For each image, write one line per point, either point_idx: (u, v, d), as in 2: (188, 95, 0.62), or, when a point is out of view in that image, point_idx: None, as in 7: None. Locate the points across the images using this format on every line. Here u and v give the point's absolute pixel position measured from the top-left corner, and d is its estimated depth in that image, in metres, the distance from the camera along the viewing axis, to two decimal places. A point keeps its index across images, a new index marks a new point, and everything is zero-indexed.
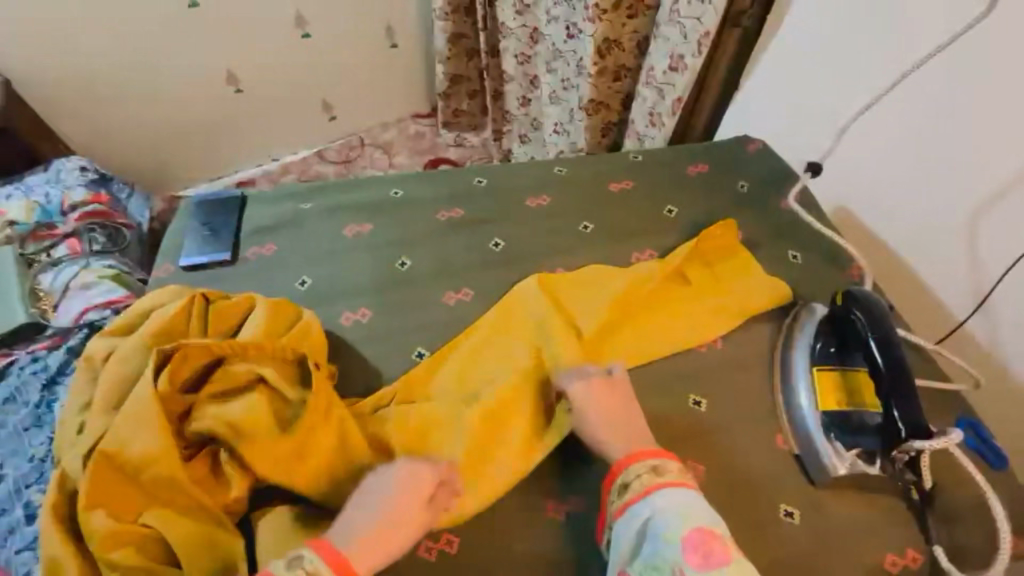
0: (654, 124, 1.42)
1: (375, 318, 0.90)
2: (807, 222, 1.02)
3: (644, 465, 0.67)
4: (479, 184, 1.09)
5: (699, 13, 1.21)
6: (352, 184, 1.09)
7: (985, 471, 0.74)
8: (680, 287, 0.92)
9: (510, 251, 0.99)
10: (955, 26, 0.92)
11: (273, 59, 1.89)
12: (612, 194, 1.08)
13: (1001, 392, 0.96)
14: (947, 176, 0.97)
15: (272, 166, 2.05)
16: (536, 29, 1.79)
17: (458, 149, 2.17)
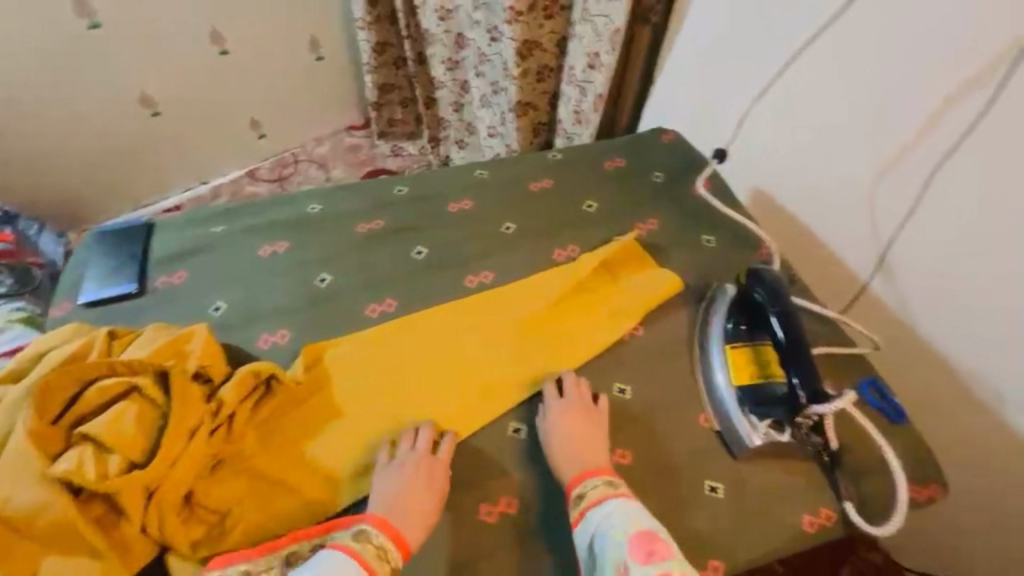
0: (580, 121, 1.47)
1: (295, 338, 0.87)
2: (715, 208, 1.07)
3: (602, 480, 0.71)
4: (401, 193, 1.09)
5: (607, 11, 1.27)
6: (263, 205, 1.06)
7: (888, 427, 0.79)
8: (589, 290, 0.94)
9: (434, 257, 0.98)
10: (833, 9, 0.99)
11: (191, 78, 1.82)
12: (534, 193, 1.10)
13: (908, 351, 1.03)
14: (843, 153, 1.04)
15: (201, 190, 1.97)
16: (460, 34, 1.80)
17: (395, 159, 2.12)
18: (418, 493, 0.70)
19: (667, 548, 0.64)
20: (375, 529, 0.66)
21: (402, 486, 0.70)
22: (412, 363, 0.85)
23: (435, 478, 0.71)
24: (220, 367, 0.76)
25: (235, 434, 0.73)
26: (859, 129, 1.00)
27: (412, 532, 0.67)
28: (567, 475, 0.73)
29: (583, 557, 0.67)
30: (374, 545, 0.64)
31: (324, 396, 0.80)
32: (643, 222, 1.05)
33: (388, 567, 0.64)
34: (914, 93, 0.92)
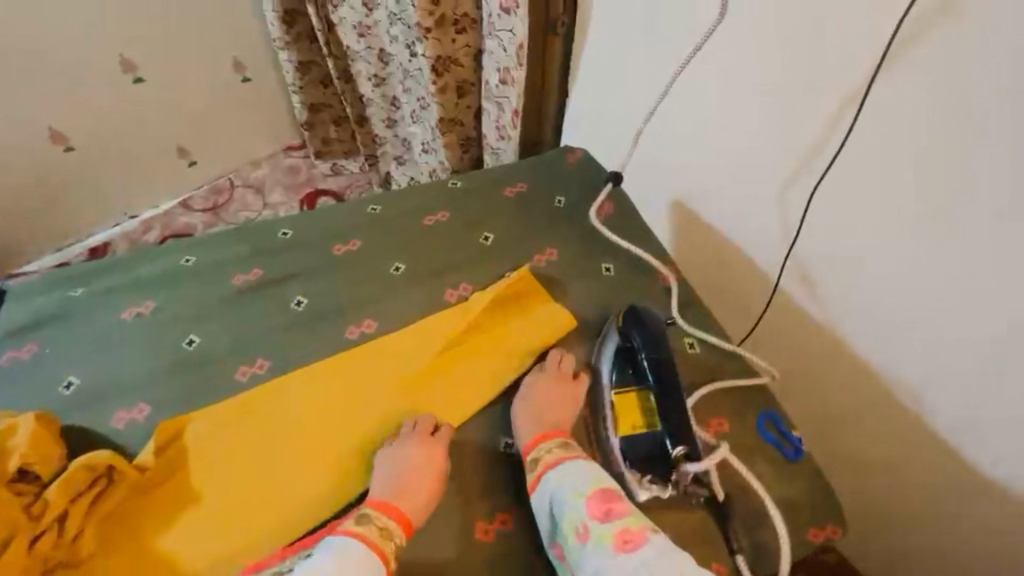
0: (502, 136, 1.38)
1: (154, 412, 0.80)
2: (606, 236, 1.01)
3: (556, 442, 0.73)
4: (285, 236, 1.02)
5: (511, 25, 1.21)
6: (132, 261, 0.98)
7: (786, 467, 0.75)
8: (478, 333, 0.88)
9: (315, 309, 0.92)
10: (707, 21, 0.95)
11: (105, 109, 1.68)
12: (427, 228, 1.03)
13: (836, 364, 1.01)
14: (750, 159, 0.99)
15: (130, 225, 1.78)
16: (383, 50, 1.68)
17: (335, 179, 1.96)
18: (419, 480, 0.72)
19: (622, 506, 0.67)
20: (386, 517, 0.69)
21: (400, 469, 0.73)
22: (280, 432, 0.79)
23: (436, 458, 0.74)
24: (52, 460, 0.69)
25: (68, 538, 0.66)
26: (763, 138, 0.96)
27: (415, 510, 0.71)
28: (523, 438, 0.75)
29: (543, 521, 0.69)
30: (377, 525, 0.68)
31: (180, 478, 0.74)
32: (541, 252, 0.99)
33: (392, 545, 0.67)
34: (810, 100, 0.87)
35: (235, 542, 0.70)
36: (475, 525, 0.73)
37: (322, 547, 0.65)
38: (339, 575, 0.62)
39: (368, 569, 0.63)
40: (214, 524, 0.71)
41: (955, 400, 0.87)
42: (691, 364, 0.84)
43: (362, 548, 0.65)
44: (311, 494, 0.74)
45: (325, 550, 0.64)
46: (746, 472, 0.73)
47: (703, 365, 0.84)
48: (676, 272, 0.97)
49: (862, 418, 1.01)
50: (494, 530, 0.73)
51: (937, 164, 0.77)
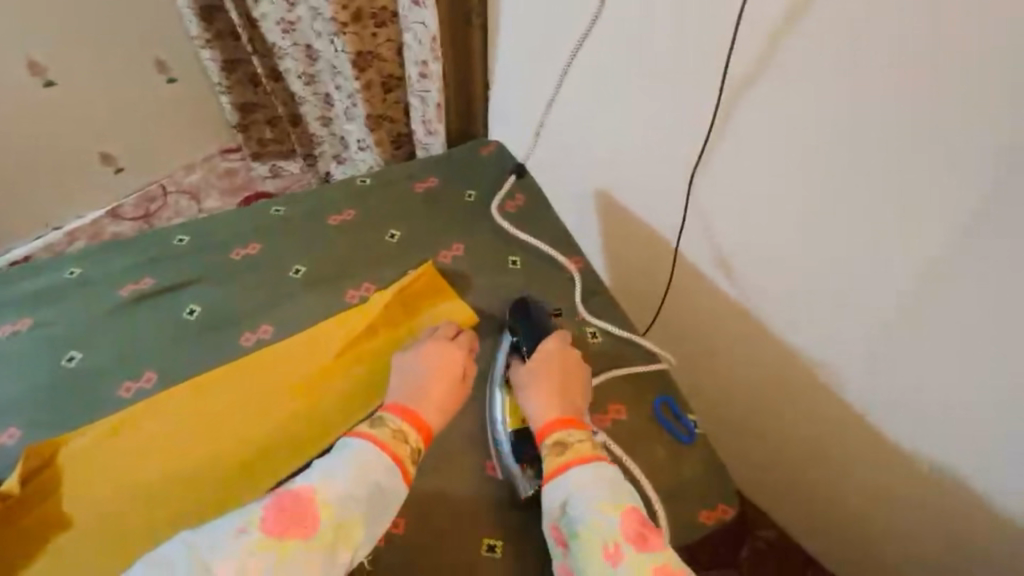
0: (430, 132, 1.31)
1: (25, 436, 0.76)
2: (509, 232, 1.00)
3: (581, 433, 0.71)
4: (180, 243, 0.97)
5: (422, 18, 1.14)
6: (9, 275, 0.92)
7: (682, 454, 0.76)
8: (377, 335, 0.86)
9: (208, 317, 0.88)
10: (590, 9, 0.95)
11: (15, 113, 1.56)
12: (333, 228, 1.00)
13: (758, 349, 1.01)
14: (665, 149, 0.96)
15: (55, 236, 1.69)
16: (310, 46, 1.60)
17: (276, 181, 1.89)
18: (434, 391, 0.75)
19: (657, 540, 0.63)
20: (395, 418, 0.72)
21: (418, 385, 0.75)
22: (161, 450, 0.75)
23: (456, 364, 0.78)
24: None
25: None
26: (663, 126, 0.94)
27: (433, 420, 0.74)
28: (545, 420, 0.73)
29: (559, 514, 0.66)
30: (391, 429, 0.71)
31: (49, 505, 0.70)
32: (449, 247, 0.97)
33: (407, 448, 0.70)
34: (700, 87, 0.86)
35: (116, 562, 0.67)
36: None
37: (335, 453, 0.68)
38: (361, 474, 0.66)
39: (374, 496, 0.66)
40: (91, 546, 0.68)
41: (863, 377, 0.89)
42: (592, 353, 0.85)
43: (373, 447, 0.69)
44: (194, 510, 0.71)
45: (337, 459, 0.67)
46: (626, 460, 0.74)
47: (604, 354, 0.85)
48: (582, 265, 0.96)
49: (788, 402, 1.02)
50: (387, 535, 0.72)
51: (834, 150, 0.76)
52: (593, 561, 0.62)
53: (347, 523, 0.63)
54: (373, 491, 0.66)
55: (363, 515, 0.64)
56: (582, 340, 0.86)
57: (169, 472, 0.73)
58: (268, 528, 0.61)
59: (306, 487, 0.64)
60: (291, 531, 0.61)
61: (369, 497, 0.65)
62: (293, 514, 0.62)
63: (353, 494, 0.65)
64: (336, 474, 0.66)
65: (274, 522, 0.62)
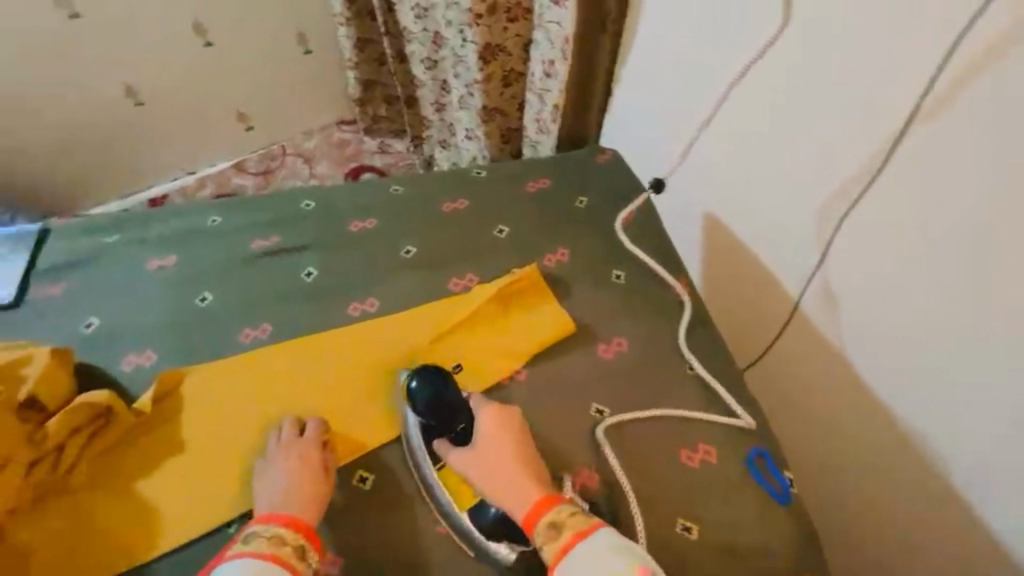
0: (541, 129, 1.31)
1: (159, 363, 0.85)
2: (626, 245, 0.98)
3: (552, 512, 0.65)
4: (306, 208, 1.04)
5: (558, 18, 1.14)
6: (160, 215, 1.02)
7: (770, 509, 0.72)
8: (473, 329, 0.87)
9: (323, 281, 0.94)
10: (769, 30, 0.88)
11: (177, 67, 1.74)
12: (445, 215, 1.03)
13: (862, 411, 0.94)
14: (807, 182, 0.90)
15: (188, 180, 1.88)
16: (438, 32, 1.64)
17: (382, 157, 1.98)
18: (301, 487, 0.70)
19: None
20: (281, 526, 0.65)
21: (281, 484, 0.70)
22: (272, 399, 0.81)
23: (314, 466, 0.72)
24: (60, 391, 0.74)
25: (63, 468, 0.70)
26: (804, 158, 0.89)
27: (305, 514, 0.68)
28: (528, 508, 0.67)
29: None
30: (268, 537, 0.64)
31: (173, 429, 0.77)
32: (553, 251, 0.97)
33: (292, 549, 0.64)
34: (869, 122, 0.79)
35: (222, 491, 0.73)
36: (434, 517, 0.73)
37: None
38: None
39: None
40: (198, 477, 0.74)
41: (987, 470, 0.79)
42: (685, 385, 0.82)
43: (256, 561, 0.61)
44: None
45: None
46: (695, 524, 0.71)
47: (698, 389, 0.82)
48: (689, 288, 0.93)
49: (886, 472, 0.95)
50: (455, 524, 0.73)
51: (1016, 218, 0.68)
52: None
53: None
54: None
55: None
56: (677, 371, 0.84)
57: (272, 425, 0.79)
58: None
59: None
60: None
61: None
62: None
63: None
64: None
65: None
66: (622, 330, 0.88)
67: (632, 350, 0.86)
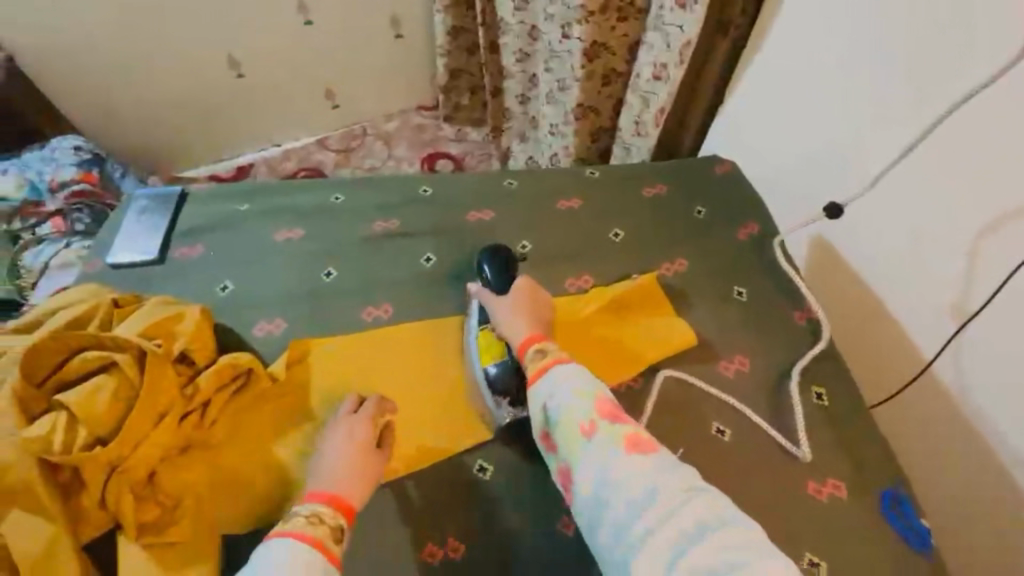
0: (639, 133, 1.30)
1: (286, 330, 0.88)
2: (782, 267, 0.94)
3: (536, 348, 0.76)
4: (424, 194, 1.06)
5: (680, 21, 1.11)
6: (286, 189, 1.07)
7: (903, 555, 0.69)
8: (592, 329, 0.86)
9: (442, 268, 0.96)
10: (999, 58, 0.78)
11: (279, 43, 1.81)
12: (560, 213, 1.03)
13: (983, 462, 0.88)
14: (959, 209, 0.85)
15: (274, 153, 1.95)
16: (535, 26, 1.65)
17: (459, 144, 1.99)
18: (353, 459, 0.69)
19: (627, 417, 0.69)
20: (323, 507, 0.64)
21: (332, 457, 0.69)
22: (396, 378, 0.84)
23: (369, 445, 0.71)
24: (206, 349, 0.78)
25: (207, 421, 0.75)
26: (970, 183, 0.83)
27: (354, 493, 0.66)
28: (523, 337, 0.78)
29: (535, 413, 0.71)
30: (305, 515, 0.62)
31: (304, 394, 0.81)
32: (671, 261, 0.96)
33: (330, 530, 0.62)
34: None
35: None
36: (560, 517, 0.74)
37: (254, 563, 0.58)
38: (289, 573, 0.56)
39: None
40: None
41: None
42: (811, 414, 0.79)
43: (295, 543, 0.59)
44: (418, 438, 0.79)
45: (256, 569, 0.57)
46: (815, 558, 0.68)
47: (825, 418, 0.79)
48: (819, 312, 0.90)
49: (988, 526, 0.89)
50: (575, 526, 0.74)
51: None
52: (574, 443, 0.67)
53: None
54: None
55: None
56: (807, 400, 0.81)
57: None
58: None
59: None
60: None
61: None
62: None
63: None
64: None
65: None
66: (741, 349, 0.85)
67: (754, 371, 0.83)
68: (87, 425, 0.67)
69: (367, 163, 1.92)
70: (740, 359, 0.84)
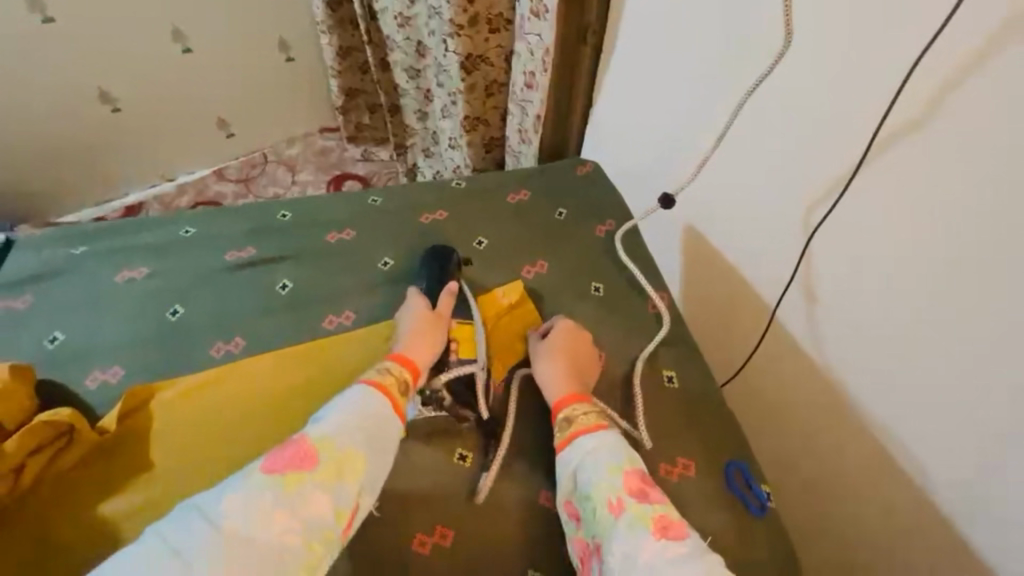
0: (523, 140, 1.31)
1: (125, 380, 0.82)
2: (630, 269, 0.96)
3: (567, 412, 0.75)
4: (283, 219, 1.02)
5: (539, 30, 1.12)
6: (132, 225, 1.00)
7: (746, 523, 0.74)
8: (498, 329, 0.89)
9: (298, 294, 0.93)
10: (763, 66, 0.86)
11: (155, 76, 1.68)
12: (425, 227, 1.02)
13: (840, 427, 0.94)
14: (783, 192, 0.90)
15: (167, 188, 1.84)
16: (421, 42, 1.59)
17: (366, 164, 1.97)
18: (427, 326, 0.83)
19: (657, 495, 0.67)
20: (393, 362, 0.78)
21: (409, 326, 0.83)
22: (243, 415, 0.79)
23: (444, 318, 0.85)
24: (17, 412, 0.71)
25: (20, 491, 0.67)
26: (798, 172, 0.87)
27: (421, 357, 0.80)
28: (561, 394, 0.78)
29: (570, 485, 0.71)
30: (381, 370, 0.76)
31: (140, 446, 0.75)
32: (533, 263, 0.98)
33: (398, 384, 0.76)
34: (845, 139, 0.79)
35: None
36: (414, 536, 0.72)
37: (339, 400, 0.72)
38: (370, 411, 0.71)
39: (379, 435, 0.70)
40: (164, 497, 0.72)
41: (949, 483, 0.80)
42: (663, 399, 0.83)
43: (369, 386, 0.73)
44: None
45: (341, 404, 0.71)
46: None
47: (677, 402, 0.83)
48: (668, 300, 0.94)
49: (849, 484, 0.96)
50: (432, 544, 0.72)
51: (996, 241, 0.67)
52: (600, 519, 0.66)
53: (347, 456, 0.66)
54: (379, 429, 0.70)
55: (367, 454, 0.67)
56: (659, 385, 0.84)
57: (211, 455, 0.76)
58: (270, 469, 0.63)
59: (305, 435, 0.67)
60: (298, 466, 0.64)
61: (375, 433, 0.69)
62: (293, 459, 0.65)
63: (361, 436, 0.68)
64: (342, 421, 0.68)
65: (283, 460, 0.64)
66: (602, 344, 0.88)
67: (612, 364, 0.86)
68: None
69: (271, 191, 1.86)
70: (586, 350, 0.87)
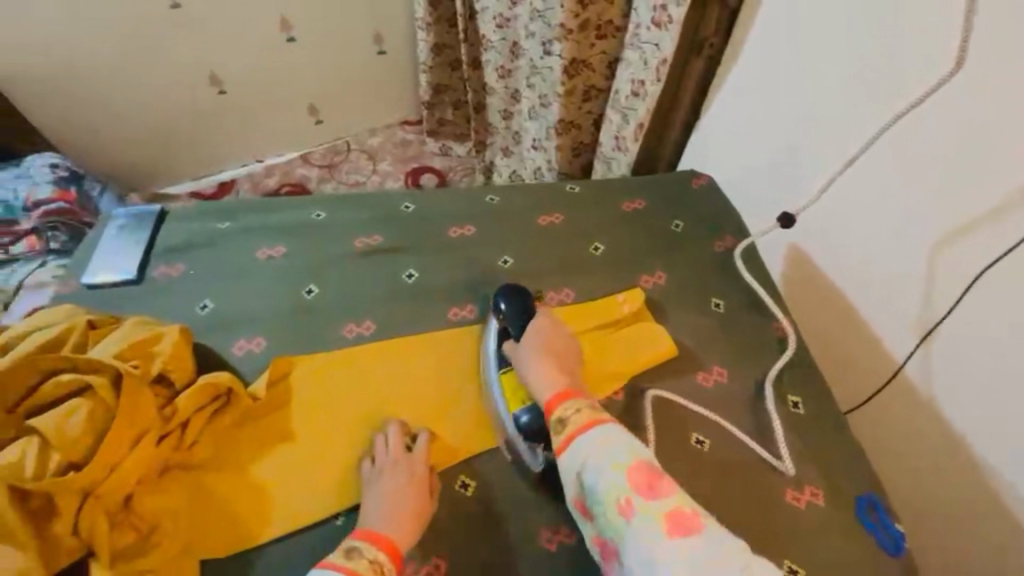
0: (619, 148, 1.30)
1: (267, 350, 0.88)
2: (759, 294, 0.95)
3: (559, 413, 0.73)
4: (406, 210, 1.07)
5: (659, 38, 1.11)
6: (268, 206, 1.06)
7: (873, 555, 0.72)
8: (605, 337, 0.89)
9: (422, 284, 0.96)
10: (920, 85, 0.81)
11: (261, 62, 1.78)
12: (540, 229, 1.04)
13: (960, 477, 0.88)
14: (915, 224, 0.86)
15: (253, 168, 1.91)
16: (517, 43, 1.60)
17: (442, 159, 1.97)
18: (415, 500, 0.71)
19: (668, 486, 0.65)
20: (376, 548, 0.65)
21: (394, 492, 0.71)
22: (375, 398, 0.83)
23: (424, 479, 0.73)
24: (184, 370, 0.77)
25: (185, 445, 0.74)
26: (936, 204, 0.82)
27: (404, 538, 0.68)
28: (551, 394, 0.76)
29: (574, 484, 0.68)
30: (368, 558, 0.64)
31: (279, 416, 0.80)
32: (650, 274, 0.98)
33: None
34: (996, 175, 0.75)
35: (333, 478, 0.76)
36: (541, 531, 0.74)
37: None
38: None
39: None
40: (304, 464, 0.77)
41: None
42: (790, 424, 0.82)
43: None
44: None
45: None
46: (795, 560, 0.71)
47: (801, 427, 0.82)
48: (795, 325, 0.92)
49: (955, 533, 0.91)
50: (557, 540, 0.74)
51: None
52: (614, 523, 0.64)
53: None
54: None
55: None
56: (784, 409, 0.83)
57: (347, 430, 0.80)
58: None
59: None
60: None
61: None
62: None
63: None
64: None
65: None
66: (722, 360, 0.88)
67: (730, 382, 0.85)
68: (63, 454, 0.65)
69: (352, 178, 1.90)
70: (713, 368, 0.87)
